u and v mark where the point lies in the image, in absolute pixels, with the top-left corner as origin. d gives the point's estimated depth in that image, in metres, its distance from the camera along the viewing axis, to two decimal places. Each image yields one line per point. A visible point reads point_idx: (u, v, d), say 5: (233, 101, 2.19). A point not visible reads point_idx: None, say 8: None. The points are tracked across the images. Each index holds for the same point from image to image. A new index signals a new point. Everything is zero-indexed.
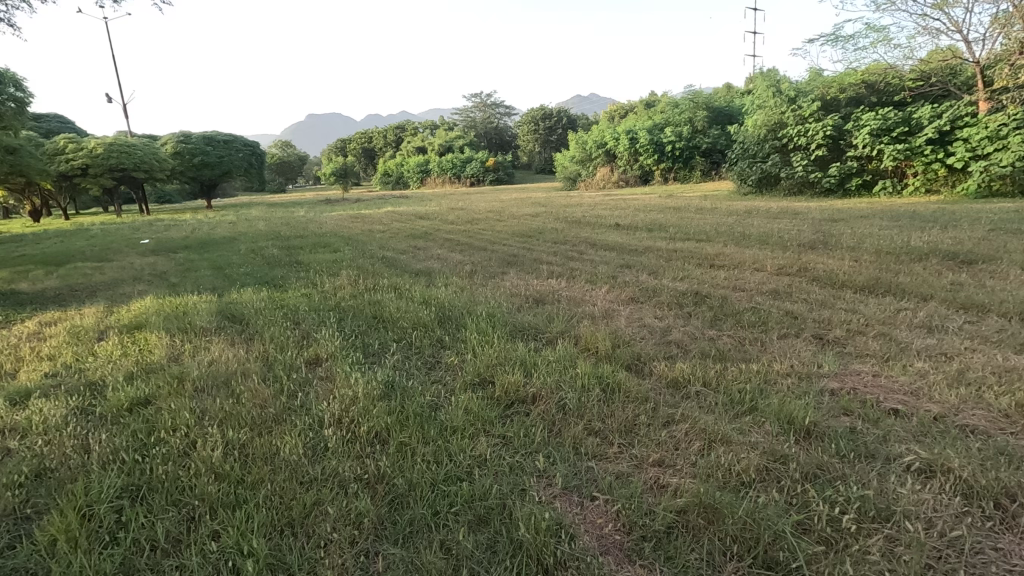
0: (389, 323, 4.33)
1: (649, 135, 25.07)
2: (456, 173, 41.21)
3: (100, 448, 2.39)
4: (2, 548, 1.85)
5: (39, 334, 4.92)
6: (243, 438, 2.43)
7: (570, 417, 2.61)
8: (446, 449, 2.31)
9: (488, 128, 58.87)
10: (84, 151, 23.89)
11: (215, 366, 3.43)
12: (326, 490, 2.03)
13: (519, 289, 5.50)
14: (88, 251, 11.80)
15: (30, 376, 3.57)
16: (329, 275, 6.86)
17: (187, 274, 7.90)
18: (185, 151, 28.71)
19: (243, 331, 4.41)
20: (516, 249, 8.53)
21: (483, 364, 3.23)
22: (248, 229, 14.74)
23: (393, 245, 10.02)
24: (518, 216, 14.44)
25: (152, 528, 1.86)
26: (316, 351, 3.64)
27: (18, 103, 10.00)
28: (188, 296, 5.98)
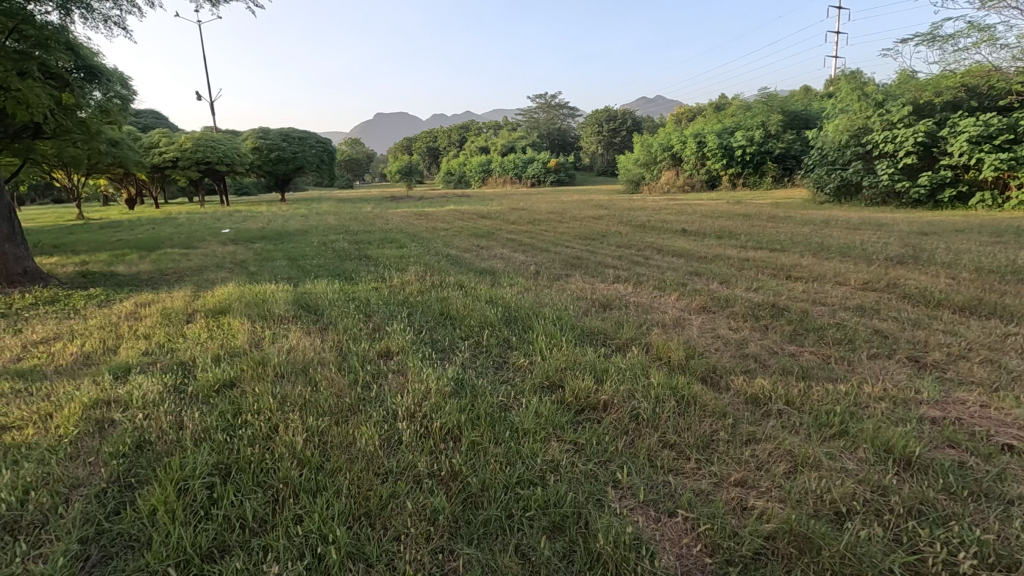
0: (456, 320, 4.38)
1: (719, 139, 24.28)
2: (517, 174, 41.41)
3: (193, 426, 2.54)
4: (109, 513, 1.99)
5: (135, 313, 5.31)
6: (321, 426, 2.50)
7: (644, 428, 2.54)
8: (518, 452, 2.29)
9: (551, 129, 58.59)
10: (175, 145, 25.71)
11: (294, 353, 3.57)
12: (401, 483, 2.06)
13: (585, 292, 5.43)
14: (177, 237, 12.69)
15: (131, 353, 3.86)
16: (397, 270, 7.02)
17: (264, 263, 8.32)
18: (264, 147, 30.41)
19: (317, 320, 4.58)
20: (580, 252, 8.44)
21: (554, 367, 3.20)
22: (319, 222, 15.46)
23: (458, 243, 10.16)
24: (581, 217, 14.40)
25: (241, 507, 1.94)
26: (387, 344, 3.73)
27: (124, 100, 10.90)
28: (266, 285, 6.29)
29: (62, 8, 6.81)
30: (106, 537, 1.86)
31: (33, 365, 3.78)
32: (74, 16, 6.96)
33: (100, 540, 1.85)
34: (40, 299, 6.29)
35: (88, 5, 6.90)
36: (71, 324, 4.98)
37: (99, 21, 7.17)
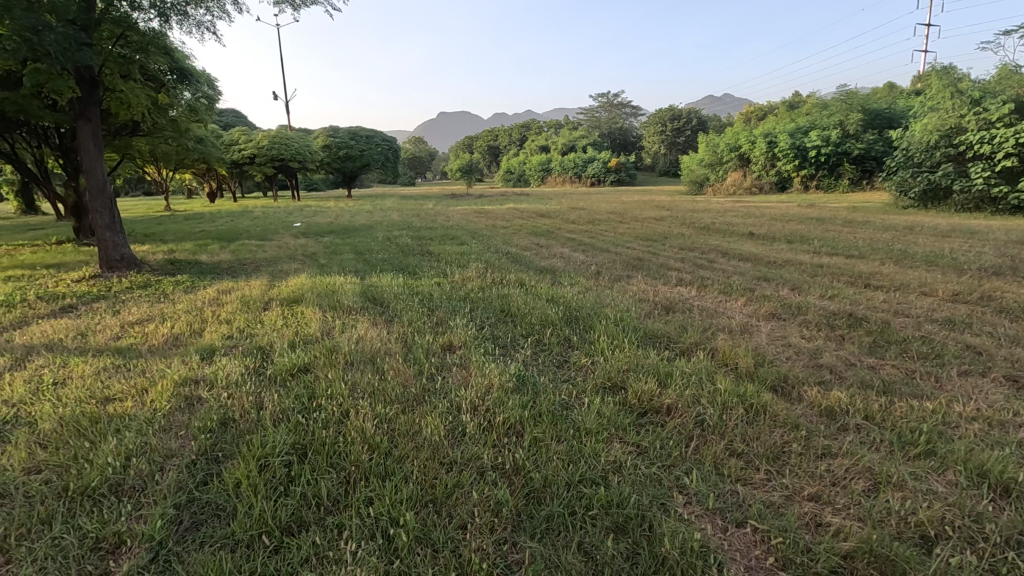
0: (517, 317, 4.41)
1: (791, 138, 23.17)
2: (577, 173, 41.08)
3: (272, 407, 2.70)
4: (198, 482, 2.15)
5: (217, 299, 5.68)
6: (388, 413, 2.59)
7: (710, 434, 2.47)
8: (581, 451, 2.29)
9: (613, 129, 57.76)
10: (253, 143, 27.22)
11: (363, 343, 3.72)
12: (466, 474, 2.10)
13: (647, 294, 5.32)
14: (253, 230, 13.43)
15: (214, 337, 4.13)
16: (458, 267, 7.14)
17: (333, 256, 8.69)
18: (334, 145, 31.76)
19: (383, 312, 4.74)
20: (641, 253, 8.28)
21: (616, 368, 3.17)
22: (383, 218, 15.98)
23: (517, 241, 10.20)
24: (641, 218, 14.17)
25: (316, 486, 2.05)
26: (449, 339, 3.81)
27: (210, 100, 11.65)
28: (335, 277, 6.56)
29: (161, 14, 7.34)
30: (196, 505, 2.01)
31: (130, 343, 4.12)
32: (171, 22, 7.50)
33: (191, 507, 2.00)
34: (135, 284, 6.84)
35: (183, 11, 7.40)
36: (162, 307, 5.38)
37: (193, 27, 7.68)
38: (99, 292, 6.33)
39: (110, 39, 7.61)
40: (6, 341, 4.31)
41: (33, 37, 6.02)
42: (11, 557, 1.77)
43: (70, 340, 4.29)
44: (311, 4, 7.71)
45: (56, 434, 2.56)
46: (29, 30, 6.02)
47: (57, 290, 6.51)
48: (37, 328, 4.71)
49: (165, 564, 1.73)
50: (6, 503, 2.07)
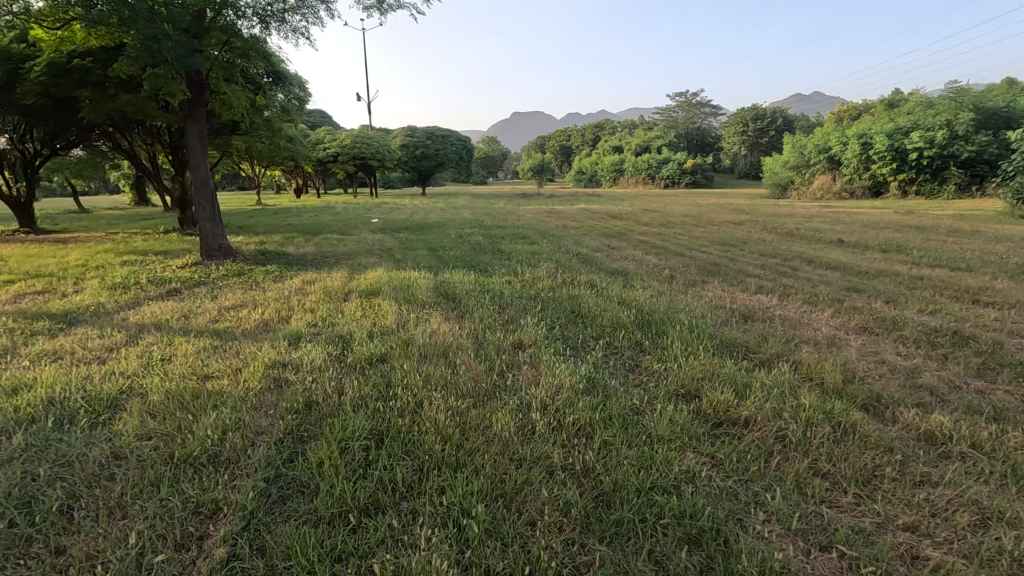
0: (588, 319, 4.38)
1: (889, 139, 21.47)
2: (651, 174, 40.03)
3: (351, 393, 2.83)
4: (285, 459, 2.30)
5: (303, 288, 6.04)
6: (461, 407, 2.65)
7: (791, 451, 2.34)
8: (652, 457, 2.24)
9: (691, 128, 55.89)
10: (337, 142, 28.78)
11: (436, 337, 3.83)
12: (536, 471, 2.11)
13: (723, 301, 5.12)
14: (334, 224, 14.13)
15: (300, 324, 4.39)
16: (529, 265, 7.19)
17: (407, 252, 8.97)
18: (411, 144, 32.88)
19: (456, 308, 4.86)
20: (717, 258, 7.97)
21: (690, 375, 3.08)
22: (456, 216, 16.32)
23: (588, 242, 10.11)
24: (718, 221, 13.64)
25: (391, 471, 2.13)
26: (520, 337, 3.84)
27: (300, 101, 12.38)
28: (409, 272, 6.77)
29: (262, 21, 7.87)
30: (283, 480, 2.15)
31: (226, 327, 4.46)
32: (270, 28, 8.02)
33: (279, 481, 2.14)
34: (231, 272, 7.38)
35: (282, 18, 7.90)
36: (254, 294, 5.80)
37: (290, 33, 8.18)
38: (200, 279, 6.90)
39: (217, 45, 8.25)
40: (124, 319, 4.79)
41: (154, 45, 6.64)
42: (127, 512, 1.96)
43: (176, 321, 4.70)
44: (397, 8, 8.02)
45: (164, 405, 2.82)
46: (151, 38, 6.65)
47: (164, 275, 7.15)
48: (148, 309, 5.19)
49: (256, 532, 1.85)
50: (122, 464, 2.30)
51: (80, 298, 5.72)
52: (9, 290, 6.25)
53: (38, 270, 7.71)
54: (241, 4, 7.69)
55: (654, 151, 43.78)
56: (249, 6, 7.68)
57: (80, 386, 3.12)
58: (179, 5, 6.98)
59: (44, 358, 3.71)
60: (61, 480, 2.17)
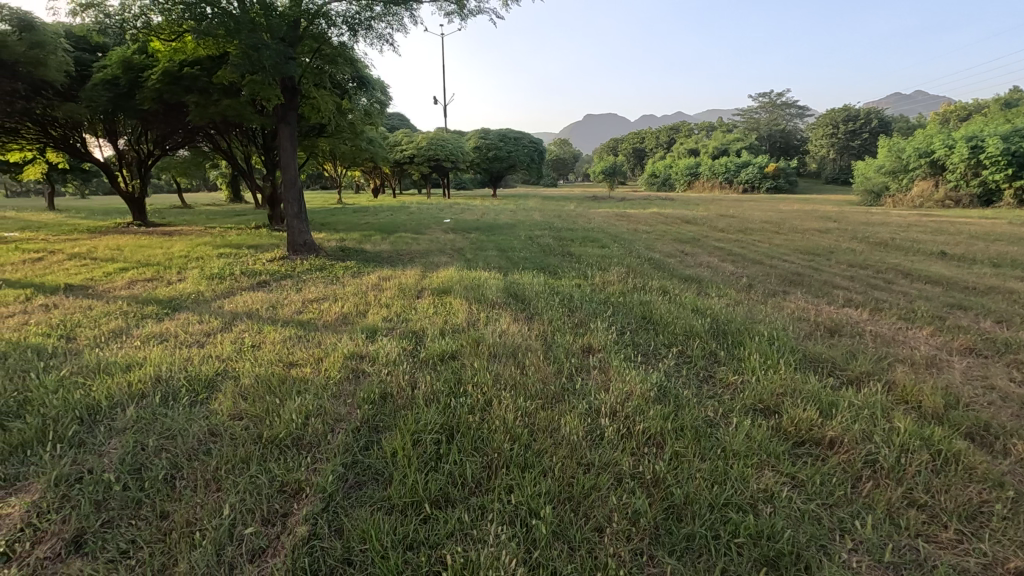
0: (659, 325, 4.27)
1: (1004, 142, 19.45)
2: (728, 178, 38.47)
3: (424, 388, 2.93)
4: (362, 447, 2.41)
5: (379, 284, 6.30)
6: (530, 407, 2.67)
7: (883, 478, 2.17)
8: (727, 472, 2.15)
9: (774, 131, 53.18)
10: (414, 144, 29.82)
11: (506, 337, 3.87)
12: (604, 478, 2.09)
13: (807, 313, 4.83)
14: (409, 224, 14.60)
15: (376, 318, 4.58)
16: (599, 269, 7.11)
17: (478, 252, 9.12)
18: (484, 146, 33.45)
19: (525, 309, 4.89)
20: (800, 267, 7.55)
21: (770, 389, 2.93)
22: (527, 218, 16.42)
23: (660, 247, 9.88)
24: (802, 229, 12.91)
25: (461, 467, 2.18)
26: (589, 341, 3.81)
27: (381, 104, 12.90)
28: (480, 272, 6.89)
29: (351, 29, 8.26)
30: (360, 467, 2.25)
31: (309, 318, 4.72)
32: (357, 35, 8.39)
33: (356, 467, 2.24)
34: (314, 266, 7.81)
35: (369, 25, 8.26)
36: (334, 288, 6.11)
37: (376, 40, 8.54)
38: (286, 272, 7.34)
39: (308, 53, 8.75)
40: (219, 307, 5.19)
41: (254, 53, 7.16)
42: (221, 485, 2.13)
43: (265, 311, 5.04)
44: (477, 13, 8.19)
45: (253, 388, 3.03)
46: (252, 47, 7.17)
47: (255, 268, 7.67)
48: (240, 299, 5.59)
49: (334, 515, 1.95)
50: (217, 440, 2.49)
51: (183, 286, 6.25)
52: (125, 277, 6.93)
53: (148, 259, 8.49)
54: (332, 14, 8.11)
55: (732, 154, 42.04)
56: (339, 14, 8.09)
57: (182, 367, 3.42)
58: (277, 16, 7.49)
59: (153, 339, 4.09)
60: (165, 452, 2.39)
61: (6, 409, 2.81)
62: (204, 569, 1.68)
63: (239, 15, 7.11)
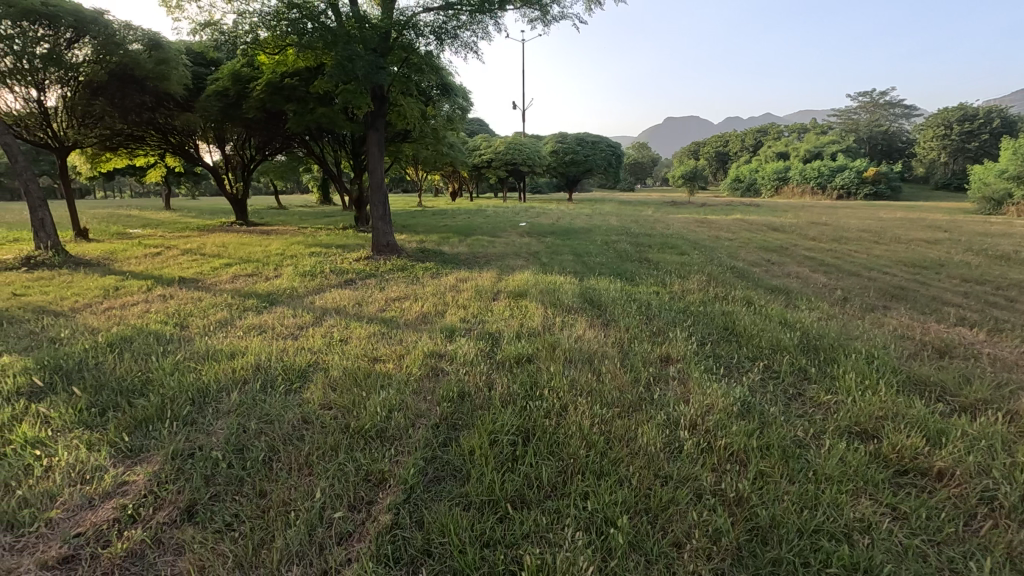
0: (743, 338, 4.09)
1: None
2: (821, 183, 36.08)
3: (500, 389, 2.98)
4: (441, 442, 2.49)
5: (457, 285, 6.47)
6: (606, 415, 2.64)
7: (1002, 518, 1.96)
8: (817, 497, 2.03)
9: (875, 132, 49.30)
10: (493, 148, 30.42)
11: (582, 342, 3.86)
12: (682, 492, 2.04)
13: (911, 331, 4.43)
14: (486, 227, 14.87)
15: (454, 319, 4.70)
16: (678, 277, 6.92)
17: (553, 256, 9.14)
18: (561, 150, 33.53)
19: (601, 315, 4.85)
20: (903, 281, 6.95)
21: (867, 411, 2.72)
22: (603, 223, 16.24)
23: (744, 255, 9.42)
24: (907, 239, 11.88)
25: (537, 470, 2.20)
26: (668, 350, 3.71)
27: (462, 110, 13.23)
28: (555, 276, 6.91)
29: (438, 38, 8.42)
30: (439, 462, 2.33)
31: (391, 316, 4.94)
32: (443, 44, 8.58)
33: (435, 463, 2.32)
34: (396, 266, 8.14)
35: (455, 34, 8.43)
36: (415, 288, 6.35)
37: (460, 48, 8.73)
38: (371, 271, 7.71)
39: (397, 62, 9.13)
40: (311, 303, 5.54)
41: (348, 64, 7.61)
42: (313, 469, 2.27)
43: (352, 307, 5.33)
44: (560, 19, 8.22)
45: (341, 380, 3.22)
46: (347, 58, 7.64)
47: (343, 266, 8.11)
48: (329, 295, 5.93)
49: (415, 506, 2.03)
50: (309, 427, 2.66)
51: (279, 282, 6.72)
52: (229, 272, 7.57)
53: (249, 256, 9.19)
54: (420, 24, 8.31)
55: (826, 158, 39.41)
56: (427, 24, 8.26)
57: (280, 357, 3.69)
58: (370, 28, 7.91)
59: (254, 330, 4.44)
60: (264, 435, 2.59)
61: (132, 387, 3.16)
62: (298, 547, 1.81)
63: (336, 29, 7.64)
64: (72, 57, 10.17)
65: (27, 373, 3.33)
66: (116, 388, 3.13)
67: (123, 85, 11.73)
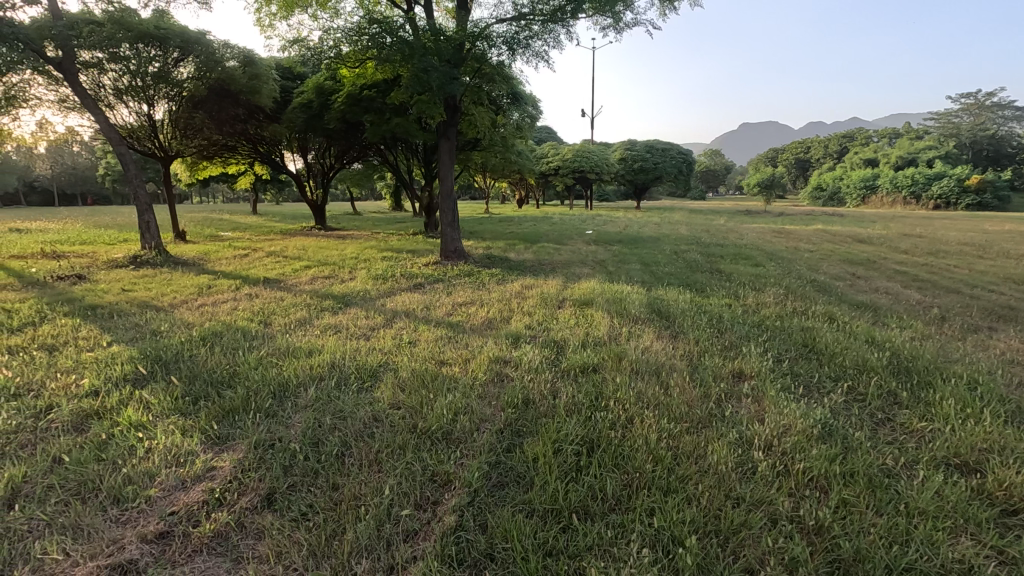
0: (823, 355, 3.85)
1: None
2: (915, 192, 33.30)
3: (565, 398, 2.97)
4: (504, 448, 2.51)
5: (522, 292, 6.51)
6: (674, 429, 2.57)
7: None
8: (909, 532, 1.87)
9: (980, 137, 45.09)
10: (560, 156, 30.47)
11: (648, 354, 3.78)
12: (755, 516, 1.94)
13: (1022, 357, 4.01)
14: (552, 234, 14.87)
15: (519, 325, 4.74)
16: (752, 289, 6.62)
17: (620, 265, 9.00)
18: (630, 158, 33.08)
19: (669, 326, 4.72)
20: (1012, 301, 6.29)
21: (968, 442, 2.48)
22: (672, 232, 15.81)
23: (825, 269, 8.89)
24: (1017, 253, 10.75)
25: (601, 481, 2.17)
26: (741, 366, 3.56)
27: (531, 118, 13.33)
28: (622, 285, 6.80)
29: (510, 49, 8.43)
30: (502, 467, 2.34)
31: (458, 320, 5.04)
32: (516, 55, 8.59)
33: (499, 468, 2.34)
34: (463, 272, 8.30)
35: (527, 44, 8.41)
36: (481, 294, 6.45)
37: (532, 57, 8.79)
38: (439, 276, 7.90)
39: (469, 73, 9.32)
40: (382, 305, 5.76)
41: (424, 76, 7.89)
42: (382, 466, 2.35)
43: (421, 311, 5.49)
44: (633, 26, 8.12)
45: (409, 381, 3.31)
46: (423, 70, 7.92)
47: (413, 271, 8.37)
48: (400, 299, 6.14)
49: (479, 509, 2.06)
50: (380, 425, 2.77)
51: (354, 284, 7.04)
52: (309, 274, 8.01)
53: (326, 259, 9.68)
54: (493, 35, 8.40)
55: (921, 165, 36.43)
56: (500, 35, 8.30)
57: (354, 356, 3.87)
58: (445, 41, 8.10)
59: (330, 330, 4.68)
60: (338, 430, 2.71)
61: (221, 378, 3.40)
62: (366, 541, 1.87)
63: (413, 42, 7.96)
64: (178, 75, 11.12)
65: (132, 362, 3.67)
66: (208, 379, 3.39)
67: (220, 99, 12.73)
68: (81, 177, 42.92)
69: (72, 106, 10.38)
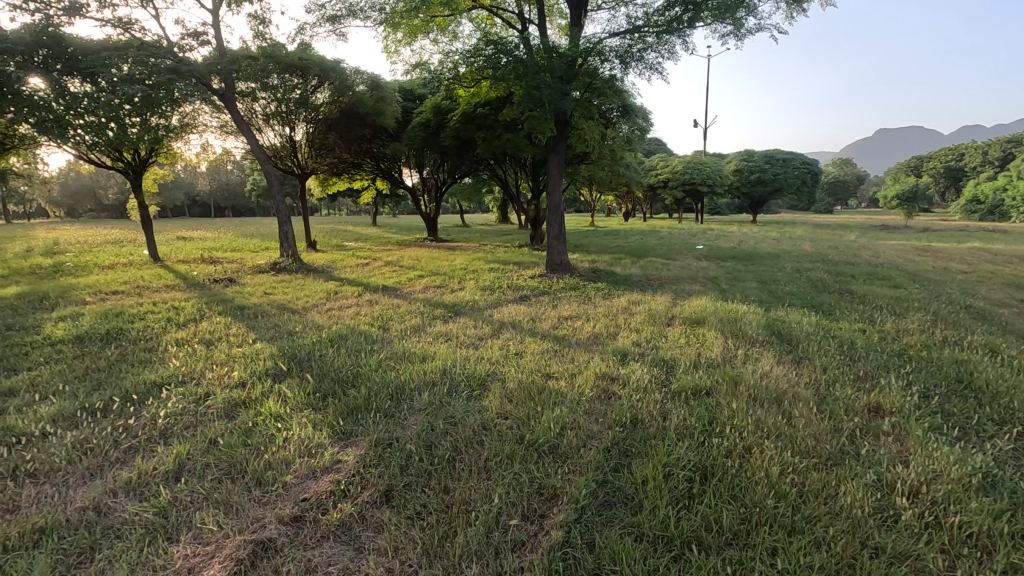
0: (983, 394, 3.36)
1: None
2: None
3: (676, 421, 2.85)
4: (612, 467, 2.47)
5: (629, 308, 6.39)
6: (799, 464, 2.37)
7: None
8: None
9: None
10: (670, 169, 29.60)
11: (768, 379, 3.53)
12: (898, 570, 1.73)
13: None
14: (660, 249, 14.41)
15: (626, 342, 4.65)
16: (891, 313, 5.95)
17: (735, 282, 8.51)
18: (746, 169, 31.30)
19: (791, 351, 4.38)
20: None
21: None
22: (794, 248, 14.66)
23: (984, 293, 7.75)
24: None
25: (717, 512, 2.05)
26: (879, 399, 3.20)
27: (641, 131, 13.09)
28: (737, 304, 6.43)
29: (622, 62, 8.38)
30: (610, 486, 2.31)
31: (564, 334, 5.06)
32: (631, 69, 8.48)
33: (606, 487, 2.31)
34: (569, 285, 8.32)
35: (641, 56, 8.29)
36: (587, 308, 6.41)
37: (645, 69, 8.65)
38: (544, 288, 7.98)
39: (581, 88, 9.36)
40: (489, 316, 5.93)
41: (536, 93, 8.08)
42: (491, 474, 2.42)
43: (527, 322, 5.58)
44: (756, 31, 7.73)
45: (517, 392, 3.37)
46: (536, 87, 8.11)
47: (519, 283, 8.53)
48: (506, 310, 6.28)
49: (586, 527, 2.04)
50: (488, 433, 2.84)
51: (463, 294, 7.32)
52: (422, 283, 8.47)
53: (438, 269, 10.17)
54: (606, 49, 8.40)
55: None
56: (613, 49, 8.26)
57: (463, 364, 4.02)
58: (557, 57, 8.23)
59: (442, 338, 4.90)
60: (449, 435, 2.82)
61: (346, 377, 3.70)
62: (477, 546, 1.93)
63: (527, 60, 8.18)
64: (316, 99, 12.33)
65: (273, 358, 4.10)
66: (335, 378, 3.70)
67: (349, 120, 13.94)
68: (233, 193, 48.93)
69: (230, 131, 11.90)
